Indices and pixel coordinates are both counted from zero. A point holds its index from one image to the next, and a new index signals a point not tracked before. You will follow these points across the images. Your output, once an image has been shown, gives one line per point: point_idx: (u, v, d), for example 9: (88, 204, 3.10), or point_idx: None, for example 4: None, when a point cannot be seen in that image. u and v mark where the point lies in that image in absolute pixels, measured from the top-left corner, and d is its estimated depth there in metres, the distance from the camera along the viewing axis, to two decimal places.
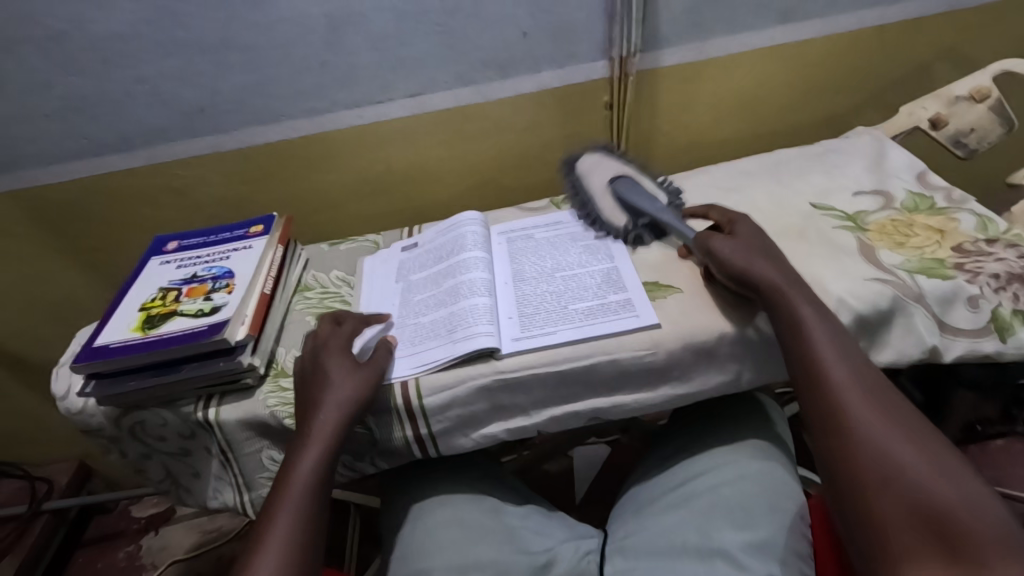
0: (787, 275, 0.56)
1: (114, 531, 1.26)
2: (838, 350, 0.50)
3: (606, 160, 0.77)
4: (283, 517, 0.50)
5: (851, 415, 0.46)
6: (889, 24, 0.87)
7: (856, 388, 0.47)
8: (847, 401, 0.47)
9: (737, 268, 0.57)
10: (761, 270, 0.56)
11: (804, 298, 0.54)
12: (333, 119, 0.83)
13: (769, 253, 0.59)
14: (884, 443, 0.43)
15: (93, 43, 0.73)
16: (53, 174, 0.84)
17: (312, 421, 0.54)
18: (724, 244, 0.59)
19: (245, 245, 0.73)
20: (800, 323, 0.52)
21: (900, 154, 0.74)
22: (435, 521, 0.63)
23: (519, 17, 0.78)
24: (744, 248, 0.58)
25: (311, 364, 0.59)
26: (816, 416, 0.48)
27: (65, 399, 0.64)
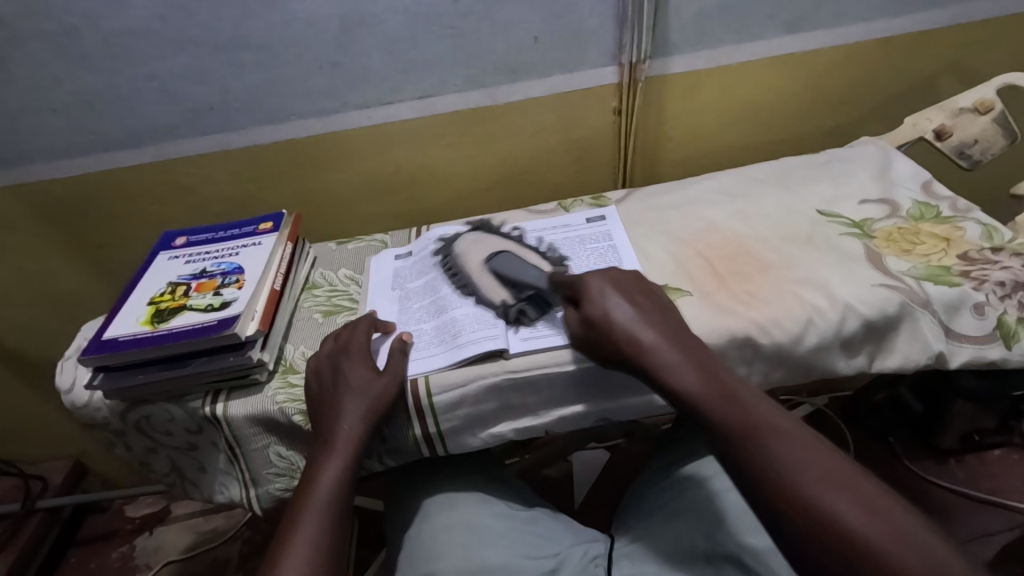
0: (669, 334, 0.52)
1: (108, 530, 1.24)
2: (728, 403, 0.46)
3: (484, 241, 0.73)
4: (308, 523, 0.51)
5: (790, 489, 0.41)
6: (895, 36, 0.88)
7: (783, 453, 0.42)
8: (780, 472, 0.42)
9: (625, 336, 0.52)
10: (644, 335, 0.52)
11: (694, 362, 0.50)
12: (343, 120, 0.84)
13: (648, 307, 0.55)
14: (832, 512, 0.39)
15: (106, 39, 0.73)
16: (60, 169, 0.84)
17: (334, 428, 0.55)
18: (605, 304, 0.55)
19: (255, 241, 0.73)
20: (700, 395, 0.48)
21: (907, 164, 0.75)
22: (441, 524, 0.63)
23: (531, 21, 0.79)
24: (626, 307, 0.54)
25: (328, 367, 0.59)
26: (753, 496, 0.43)
27: (70, 393, 0.64)
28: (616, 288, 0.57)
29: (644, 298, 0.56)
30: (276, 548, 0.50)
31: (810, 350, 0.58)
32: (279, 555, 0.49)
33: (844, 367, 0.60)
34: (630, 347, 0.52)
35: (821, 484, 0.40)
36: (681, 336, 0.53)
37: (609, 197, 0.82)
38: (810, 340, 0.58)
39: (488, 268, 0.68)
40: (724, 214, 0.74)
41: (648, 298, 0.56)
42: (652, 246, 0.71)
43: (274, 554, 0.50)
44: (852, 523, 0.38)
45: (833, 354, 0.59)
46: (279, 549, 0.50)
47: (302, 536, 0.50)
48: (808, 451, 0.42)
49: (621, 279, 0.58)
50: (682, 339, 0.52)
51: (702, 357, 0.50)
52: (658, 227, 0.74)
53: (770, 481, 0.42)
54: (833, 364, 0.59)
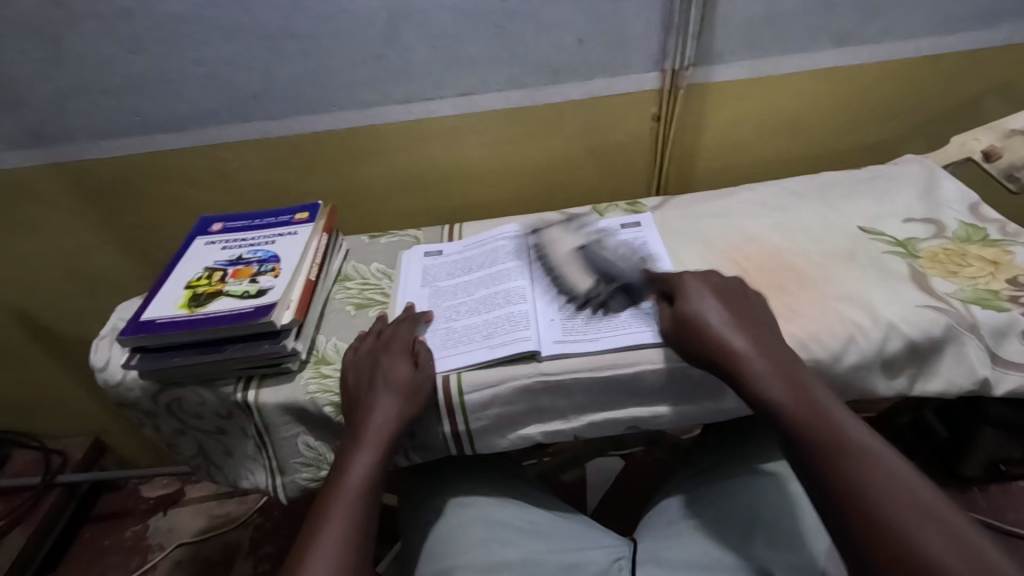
0: (763, 342, 0.52)
1: (123, 509, 1.26)
2: (809, 403, 0.47)
3: (570, 232, 0.75)
4: (338, 517, 0.51)
5: (877, 516, 0.40)
6: (944, 55, 0.87)
7: (870, 473, 0.42)
8: (869, 495, 0.41)
9: (714, 336, 0.53)
10: (735, 338, 0.52)
11: (780, 370, 0.50)
12: (382, 114, 0.84)
13: (742, 311, 0.55)
14: (923, 545, 0.38)
15: (157, 22, 0.74)
16: (102, 149, 0.85)
17: (367, 419, 0.55)
18: (694, 305, 0.56)
19: (291, 231, 0.73)
20: (789, 404, 0.48)
21: (953, 184, 0.74)
22: (465, 520, 0.63)
23: (577, 24, 0.79)
24: (717, 310, 0.55)
25: (366, 362, 0.60)
26: (833, 514, 0.42)
27: (104, 371, 0.64)
28: (715, 295, 0.57)
29: (741, 306, 0.56)
30: (305, 536, 0.50)
31: (850, 368, 0.57)
32: (307, 548, 0.49)
33: (884, 388, 0.59)
34: (719, 349, 0.52)
35: (912, 512, 0.39)
36: (775, 347, 0.52)
37: (645, 203, 0.81)
38: (850, 358, 0.57)
39: (577, 259, 0.70)
40: (763, 226, 0.73)
41: (746, 305, 0.56)
42: (689, 256, 0.70)
43: (302, 547, 0.49)
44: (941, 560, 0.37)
45: (873, 374, 0.58)
46: (307, 542, 0.50)
47: (331, 531, 0.50)
48: (884, 467, 0.42)
49: (714, 282, 0.59)
50: (773, 347, 0.52)
51: (792, 369, 0.50)
52: (696, 236, 0.73)
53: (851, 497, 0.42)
54: (872, 384, 0.58)
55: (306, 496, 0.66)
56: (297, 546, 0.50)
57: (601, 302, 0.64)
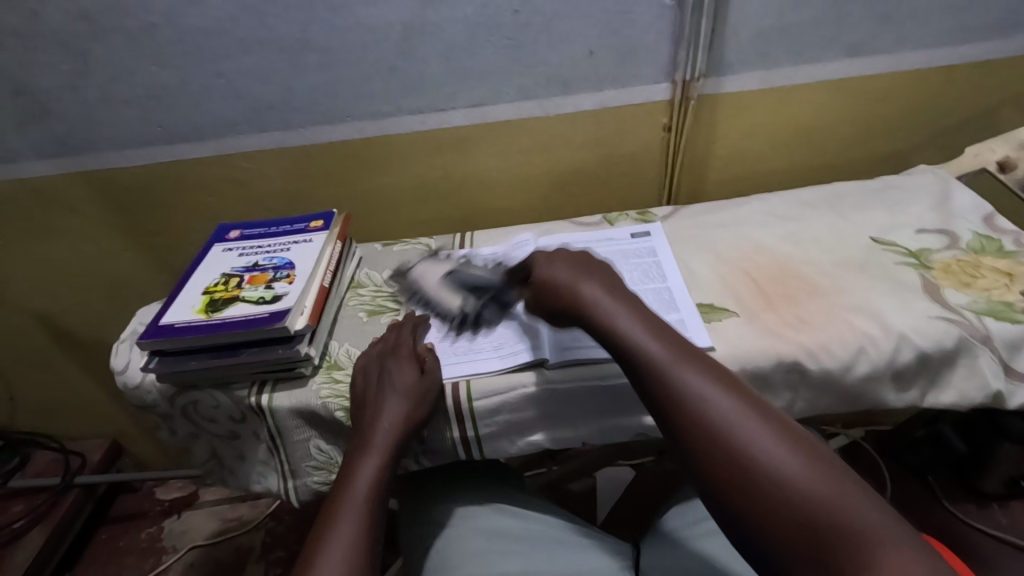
0: (612, 290, 0.54)
1: (138, 510, 1.28)
2: (643, 327, 0.49)
3: (437, 262, 0.77)
4: (348, 519, 0.51)
5: (697, 413, 0.42)
6: (958, 65, 0.87)
7: (697, 380, 0.43)
8: (695, 397, 0.42)
9: (567, 291, 0.55)
10: (585, 285, 0.54)
11: (625, 305, 0.52)
12: (396, 124, 0.86)
13: (594, 268, 0.57)
14: (741, 431, 0.40)
15: (180, 36, 0.77)
16: (125, 159, 0.87)
17: (374, 425, 0.56)
18: (551, 266, 0.58)
19: (306, 238, 0.75)
20: (631, 327, 0.49)
21: (967, 196, 0.73)
22: (496, 524, 0.65)
23: (588, 36, 0.80)
24: (569, 268, 0.57)
25: (375, 366, 0.61)
26: (665, 424, 0.44)
27: (124, 373, 0.66)
28: (567, 257, 0.59)
29: (597, 265, 0.58)
30: (314, 542, 0.49)
31: (861, 379, 0.57)
32: (316, 551, 0.48)
33: (895, 400, 0.59)
34: (572, 303, 0.54)
35: (744, 414, 0.41)
36: (622, 291, 0.54)
37: (654, 212, 0.82)
38: (860, 369, 0.57)
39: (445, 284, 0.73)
40: (772, 236, 0.73)
41: (601, 266, 0.58)
42: (697, 265, 0.70)
43: (311, 550, 0.49)
44: (760, 447, 0.39)
45: (884, 386, 0.57)
46: (316, 545, 0.49)
47: (340, 530, 0.50)
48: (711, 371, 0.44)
49: (569, 251, 0.60)
50: (619, 292, 0.54)
51: (636, 304, 0.52)
52: (705, 246, 0.73)
53: (679, 403, 0.43)
54: (883, 395, 0.58)
55: (318, 499, 0.67)
56: (305, 553, 0.49)
57: (475, 317, 0.67)
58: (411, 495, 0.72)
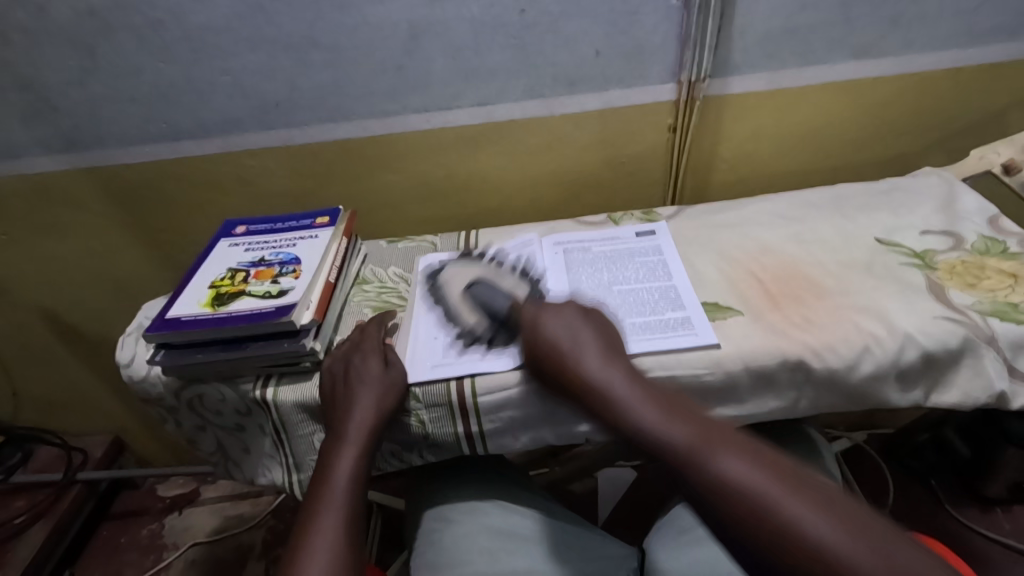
0: (612, 365, 0.53)
1: (140, 507, 1.28)
2: (656, 411, 0.48)
3: (470, 269, 0.74)
4: (328, 515, 0.52)
5: (733, 501, 0.41)
6: (963, 68, 0.87)
7: (727, 465, 0.42)
8: (728, 484, 0.41)
9: (566, 368, 0.53)
10: (584, 360, 0.53)
11: (633, 385, 0.51)
12: (402, 122, 0.86)
13: (584, 332, 0.56)
14: (782, 513, 0.39)
15: (189, 34, 0.77)
16: (132, 155, 0.88)
17: (348, 419, 0.56)
18: (540, 332, 0.57)
19: (312, 234, 0.75)
20: (644, 413, 0.48)
21: (972, 197, 0.73)
22: (501, 522, 0.66)
23: (594, 36, 0.80)
24: (561, 333, 0.56)
25: (340, 365, 0.61)
26: (705, 512, 0.43)
27: (129, 367, 0.66)
28: (557, 313, 0.58)
29: (586, 325, 0.57)
30: (295, 542, 0.50)
31: (866, 378, 0.57)
32: (299, 551, 0.49)
33: (900, 400, 0.59)
34: (574, 382, 0.53)
35: (781, 490, 0.40)
36: (623, 363, 0.54)
37: (659, 212, 0.82)
38: (865, 368, 0.57)
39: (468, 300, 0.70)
40: (777, 237, 0.73)
41: (590, 326, 0.57)
42: (703, 264, 0.70)
43: (293, 550, 0.50)
44: (807, 528, 0.38)
45: (889, 385, 0.58)
46: (298, 543, 0.50)
47: (321, 531, 0.50)
48: (738, 451, 0.43)
49: (553, 304, 0.60)
50: (621, 365, 0.53)
51: (642, 383, 0.51)
52: (710, 246, 0.73)
53: (713, 490, 0.42)
54: (888, 395, 0.58)
55: None
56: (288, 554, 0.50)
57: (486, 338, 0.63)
58: (421, 492, 0.73)
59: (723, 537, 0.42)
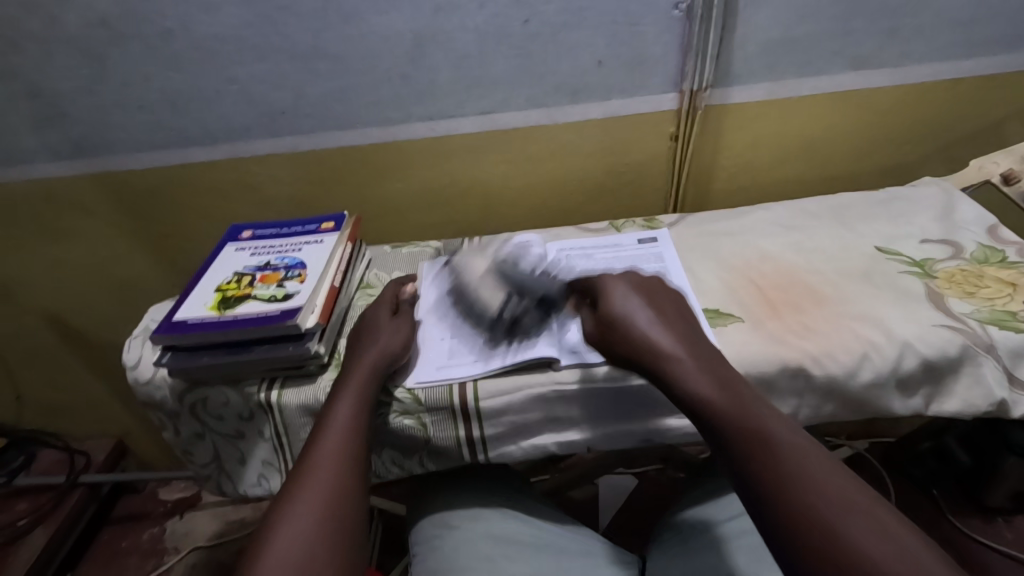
0: (693, 346, 0.51)
1: (141, 511, 1.28)
2: (733, 398, 0.46)
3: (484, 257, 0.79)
4: (335, 434, 0.53)
5: (792, 500, 0.39)
6: (962, 79, 0.88)
7: (793, 465, 0.41)
8: (788, 483, 0.40)
9: (642, 336, 0.52)
10: (664, 337, 0.52)
11: (711, 369, 0.49)
12: (407, 130, 0.87)
13: (667, 313, 0.55)
14: (835, 520, 0.37)
15: (199, 43, 0.79)
16: (140, 161, 0.89)
17: (362, 355, 0.60)
18: (624, 304, 0.55)
19: (317, 239, 0.76)
20: (716, 400, 0.47)
21: (971, 207, 0.74)
22: (501, 528, 0.66)
23: (597, 46, 0.81)
24: (646, 309, 0.54)
25: (360, 321, 0.66)
26: (761, 509, 0.41)
27: (135, 369, 0.67)
28: (641, 292, 0.57)
29: (673, 308, 0.56)
30: (303, 458, 0.52)
31: (864, 386, 0.57)
32: (304, 468, 0.50)
33: (900, 407, 0.59)
34: (649, 349, 0.51)
35: (837, 499, 0.39)
36: (705, 349, 0.52)
37: (661, 220, 0.83)
38: (865, 376, 0.57)
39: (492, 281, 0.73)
40: (778, 245, 0.74)
41: (675, 310, 0.56)
42: (704, 272, 0.71)
43: (299, 466, 0.51)
44: (864, 543, 0.36)
45: (888, 393, 0.58)
46: (305, 460, 0.51)
47: (327, 448, 0.52)
48: (808, 455, 0.41)
49: (638, 279, 0.59)
50: (702, 348, 0.52)
51: (721, 369, 0.49)
52: (711, 253, 0.74)
53: (775, 488, 0.40)
54: (887, 403, 0.59)
55: None
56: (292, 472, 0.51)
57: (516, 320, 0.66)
58: (421, 497, 0.73)
59: (767, 527, 0.40)
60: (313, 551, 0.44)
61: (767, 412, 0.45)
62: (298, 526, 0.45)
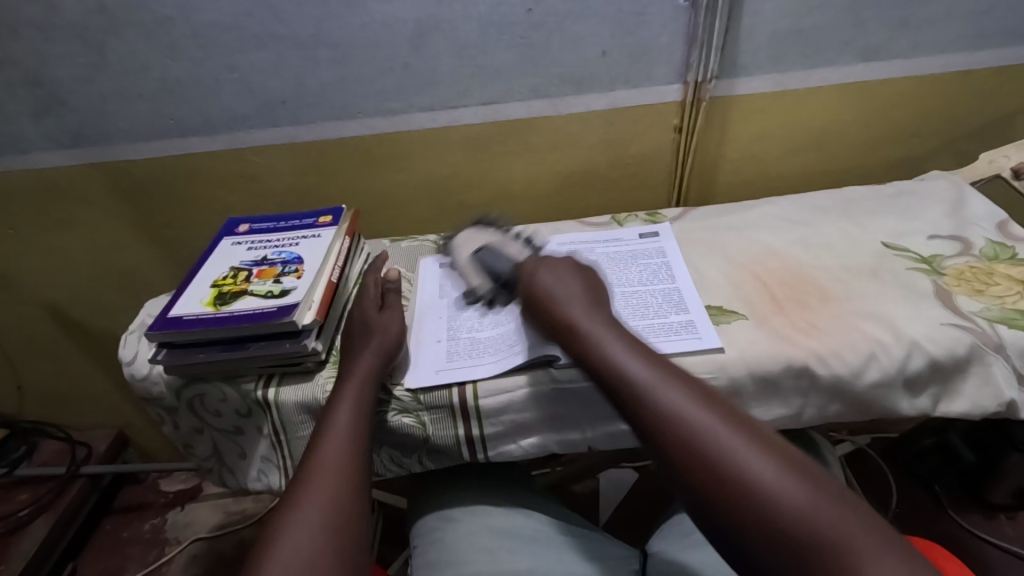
0: (593, 305, 0.55)
1: (142, 502, 1.29)
2: (628, 350, 0.49)
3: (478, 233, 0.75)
4: (334, 439, 0.52)
5: (675, 427, 0.42)
6: (973, 71, 0.86)
7: (677, 398, 0.44)
8: (671, 414, 0.43)
9: (551, 306, 0.56)
10: (570, 304, 0.55)
11: (609, 327, 0.52)
12: (407, 121, 0.86)
13: (574, 283, 0.58)
14: (714, 442, 0.41)
15: (196, 31, 0.77)
16: (137, 151, 0.88)
17: (356, 358, 0.59)
18: (535, 278, 0.59)
19: (315, 233, 0.75)
20: (611, 349, 0.50)
21: (981, 202, 0.73)
22: (500, 522, 0.66)
23: (601, 35, 0.79)
24: (555, 280, 0.58)
25: (351, 324, 0.64)
26: (650, 442, 0.44)
27: (131, 365, 0.66)
28: (552, 266, 0.60)
29: (580, 276, 0.59)
30: (303, 466, 0.50)
31: (871, 385, 0.56)
32: (305, 476, 0.49)
33: (906, 407, 0.58)
34: (558, 316, 0.55)
35: (720, 425, 0.42)
36: (607, 312, 0.55)
37: (665, 214, 0.81)
38: (871, 375, 0.56)
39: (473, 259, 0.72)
40: (783, 240, 0.72)
41: (585, 275, 0.60)
42: (708, 268, 0.70)
43: (301, 474, 0.49)
44: (743, 461, 0.39)
45: (895, 393, 0.57)
46: (306, 468, 0.50)
47: (326, 456, 0.50)
48: (692, 389, 0.45)
49: (555, 259, 0.61)
50: (603, 313, 0.55)
51: (619, 327, 0.53)
52: (716, 249, 0.73)
53: (662, 421, 0.43)
54: (894, 402, 0.58)
55: None
56: (293, 480, 0.49)
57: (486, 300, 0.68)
58: (421, 490, 0.73)
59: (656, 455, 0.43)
60: (319, 559, 0.43)
61: (655, 358, 0.48)
62: (301, 537, 0.44)
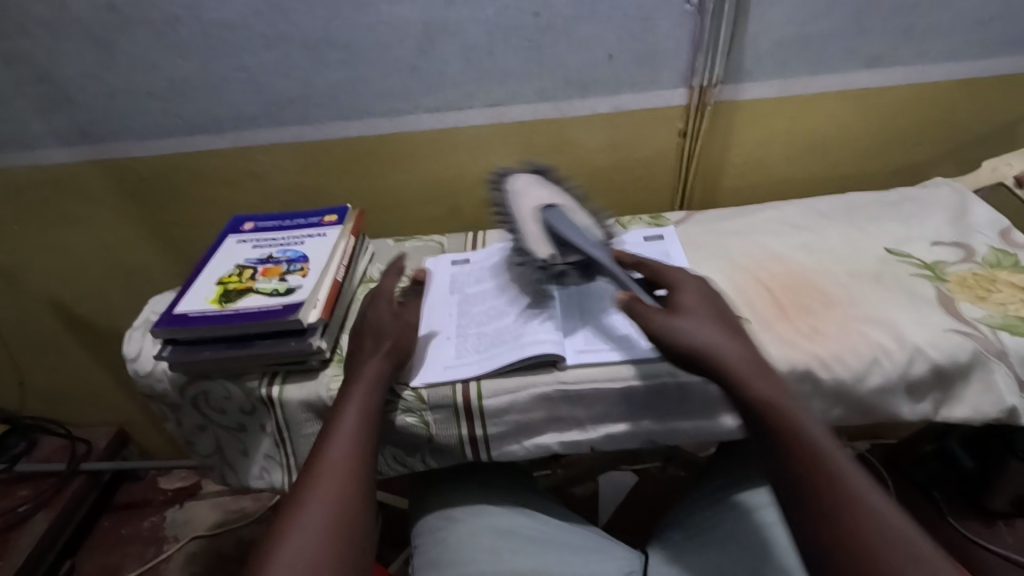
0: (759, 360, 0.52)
1: (142, 499, 1.28)
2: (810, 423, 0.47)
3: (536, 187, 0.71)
4: (340, 443, 0.51)
5: (852, 524, 0.41)
6: (976, 79, 0.86)
7: (854, 493, 0.42)
8: (843, 508, 0.42)
9: (706, 349, 0.51)
10: (733, 353, 0.51)
11: (776, 388, 0.49)
12: (413, 122, 0.86)
13: (739, 335, 0.54)
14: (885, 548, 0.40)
15: (205, 29, 0.77)
16: (144, 148, 0.88)
17: (364, 360, 0.58)
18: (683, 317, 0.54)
19: (320, 232, 0.75)
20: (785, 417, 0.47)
21: (984, 209, 0.73)
22: (501, 522, 0.66)
23: (608, 39, 0.80)
24: (712, 324, 0.54)
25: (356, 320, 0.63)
26: (811, 527, 0.43)
27: (136, 361, 0.67)
28: (711, 310, 0.56)
29: (722, 317, 0.55)
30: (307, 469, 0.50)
31: (873, 390, 0.57)
32: (307, 479, 0.49)
33: (908, 412, 0.58)
34: (712, 362, 0.51)
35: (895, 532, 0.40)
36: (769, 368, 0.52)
37: (668, 217, 0.82)
38: (874, 380, 0.56)
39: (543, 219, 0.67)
40: (787, 245, 0.73)
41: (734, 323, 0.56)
42: (712, 272, 0.70)
43: (305, 477, 0.49)
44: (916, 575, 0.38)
45: (897, 397, 0.57)
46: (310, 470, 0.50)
47: (331, 460, 0.50)
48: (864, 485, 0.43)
49: (696, 297, 0.56)
50: (769, 368, 0.51)
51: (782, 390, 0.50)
52: (719, 253, 0.73)
53: (840, 514, 0.42)
54: (895, 407, 0.58)
55: None
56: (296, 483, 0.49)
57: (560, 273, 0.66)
58: (423, 490, 0.73)
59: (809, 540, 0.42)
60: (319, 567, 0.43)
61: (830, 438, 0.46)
62: (303, 540, 0.44)
